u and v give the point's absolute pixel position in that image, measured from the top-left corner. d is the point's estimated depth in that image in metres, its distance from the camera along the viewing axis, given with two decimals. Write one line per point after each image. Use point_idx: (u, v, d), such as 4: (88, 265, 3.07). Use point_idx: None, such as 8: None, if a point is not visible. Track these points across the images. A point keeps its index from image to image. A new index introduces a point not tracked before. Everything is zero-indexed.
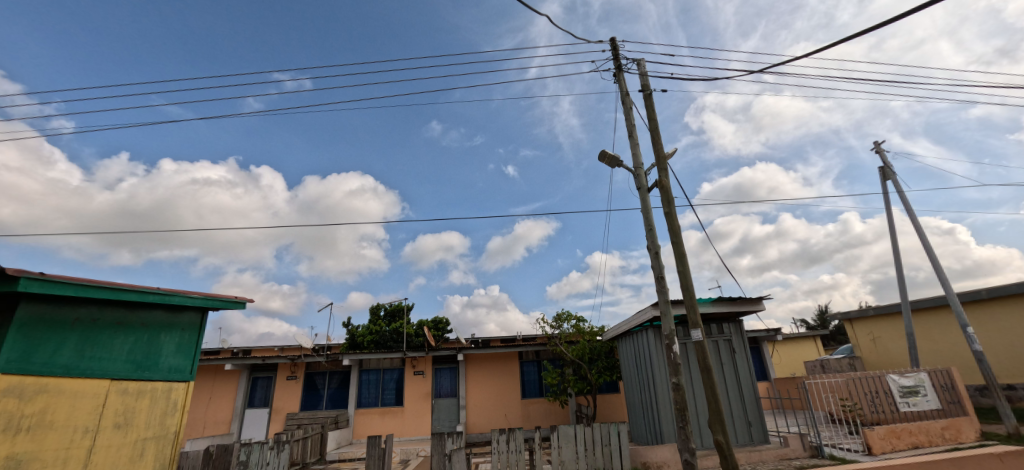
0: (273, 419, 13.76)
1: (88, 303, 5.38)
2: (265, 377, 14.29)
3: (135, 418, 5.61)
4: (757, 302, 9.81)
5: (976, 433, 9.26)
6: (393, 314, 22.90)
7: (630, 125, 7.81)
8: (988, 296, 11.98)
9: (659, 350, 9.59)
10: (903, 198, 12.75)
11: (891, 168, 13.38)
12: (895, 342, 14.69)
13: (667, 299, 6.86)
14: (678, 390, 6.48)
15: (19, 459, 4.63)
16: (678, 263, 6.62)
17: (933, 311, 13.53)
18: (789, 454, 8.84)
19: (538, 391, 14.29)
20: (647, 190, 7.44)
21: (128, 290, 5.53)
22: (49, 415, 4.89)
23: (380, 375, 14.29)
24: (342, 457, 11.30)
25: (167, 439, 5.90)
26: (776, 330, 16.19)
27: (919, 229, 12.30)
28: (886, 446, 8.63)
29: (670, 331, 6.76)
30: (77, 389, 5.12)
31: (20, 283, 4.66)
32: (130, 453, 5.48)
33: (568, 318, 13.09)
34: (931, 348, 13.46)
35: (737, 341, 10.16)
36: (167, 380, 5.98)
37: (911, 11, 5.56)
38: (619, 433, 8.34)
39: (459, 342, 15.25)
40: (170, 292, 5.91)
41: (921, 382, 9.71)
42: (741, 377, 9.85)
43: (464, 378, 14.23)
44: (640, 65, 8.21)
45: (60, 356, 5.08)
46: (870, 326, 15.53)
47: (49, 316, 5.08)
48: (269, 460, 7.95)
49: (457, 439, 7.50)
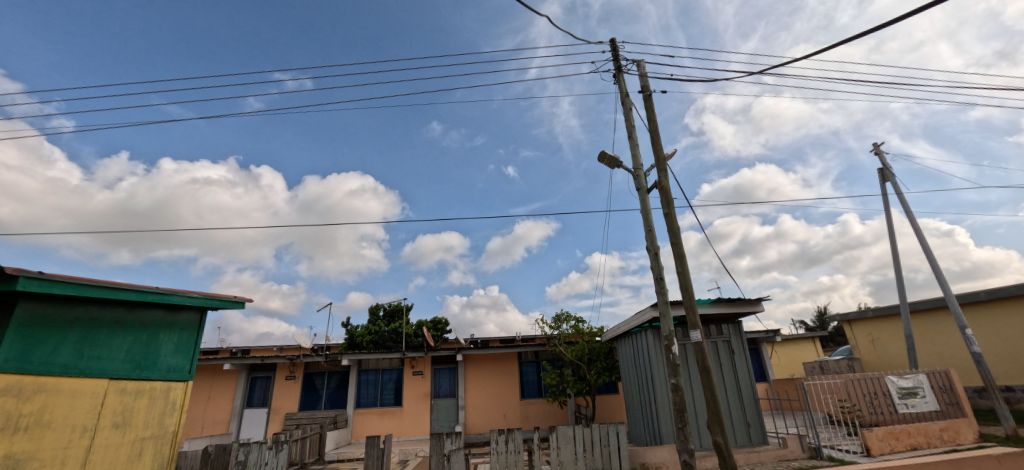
0: (271, 419, 13.75)
1: (87, 302, 5.37)
2: (264, 376, 14.28)
3: (133, 418, 5.60)
4: (757, 303, 9.81)
5: (975, 435, 9.26)
6: (393, 314, 22.90)
7: (630, 126, 7.81)
8: (988, 298, 11.99)
9: (658, 351, 9.59)
10: (902, 199, 12.78)
11: (890, 169, 13.41)
12: (894, 344, 14.69)
13: (667, 300, 6.86)
14: (678, 391, 6.48)
15: (17, 459, 4.62)
16: (678, 264, 6.62)
17: (933, 313, 13.53)
18: (788, 455, 8.85)
19: (537, 392, 14.29)
20: (646, 191, 7.45)
21: (127, 290, 5.52)
22: (48, 415, 4.88)
23: (379, 376, 14.28)
24: (341, 457, 11.30)
25: (165, 439, 5.90)
26: (775, 331, 16.22)
27: (919, 231, 12.32)
28: (885, 447, 8.63)
29: (668, 331, 6.75)
30: (75, 389, 5.11)
31: (19, 283, 4.66)
32: (128, 453, 5.47)
33: (568, 318, 13.10)
34: (930, 350, 13.47)
35: (736, 342, 10.16)
36: (166, 380, 5.98)
37: (912, 13, 5.54)
38: (618, 434, 8.33)
39: (458, 342, 15.25)
40: (169, 291, 5.90)
41: (920, 384, 9.70)
42: (740, 378, 9.85)
43: (463, 378, 14.22)
44: (640, 66, 8.22)
45: (59, 356, 5.08)
46: (869, 327, 15.54)
47: (48, 315, 5.07)
48: (268, 460, 7.94)
49: (456, 440, 7.49)
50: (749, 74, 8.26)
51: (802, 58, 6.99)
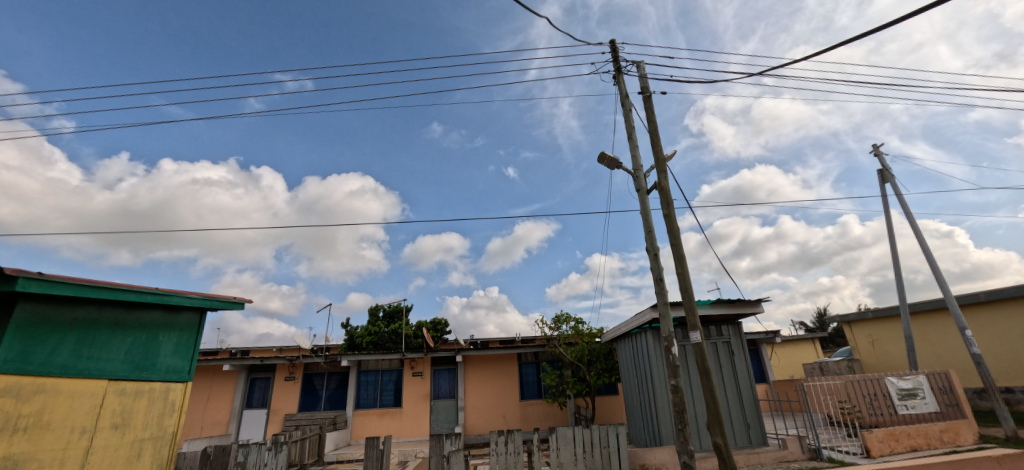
0: (271, 419, 13.74)
1: (86, 303, 5.37)
2: (264, 377, 14.28)
3: (133, 419, 5.60)
4: (757, 304, 9.81)
5: (975, 436, 9.25)
6: (392, 315, 22.90)
7: (630, 127, 7.82)
8: (987, 299, 11.99)
9: (658, 352, 9.59)
10: (902, 201, 12.80)
11: (889, 171, 13.42)
12: (893, 345, 14.69)
13: (667, 301, 6.86)
14: (677, 393, 6.48)
15: (16, 459, 4.61)
16: (677, 266, 6.63)
17: (932, 314, 13.54)
18: (788, 456, 8.84)
19: (536, 393, 14.28)
20: (646, 192, 7.45)
21: (126, 290, 5.52)
22: (47, 415, 4.88)
23: (378, 376, 14.27)
24: (341, 458, 11.29)
25: (165, 440, 5.90)
26: (775, 332, 16.22)
27: (918, 232, 12.34)
28: (885, 448, 8.62)
29: (668, 333, 6.75)
30: (74, 389, 5.11)
31: (19, 283, 4.66)
32: (127, 454, 5.46)
33: (568, 319, 13.11)
34: (930, 351, 13.47)
35: (736, 343, 10.16)
36: (165, 381, 5.97)
37: (911, 15, 5.55)
38: (617, 436, 8.31)
39: (458, 343, 15.25)
40: (169, 292, 5.90)
41: (920, 385, 9.68)
42: (740, 379, 9.85)
43: (463, 379, 14.21)
44: (639, 68, 8.23)
45: (59, 356, 5.07)
46: (869, 329, 15.54)
47: (47, 316, 5.07)
48: (268, 461, 7.93)
49: (455, 441, 7.48)
50: (749, 75, 8.27)
51: (801, 59, 7.00)
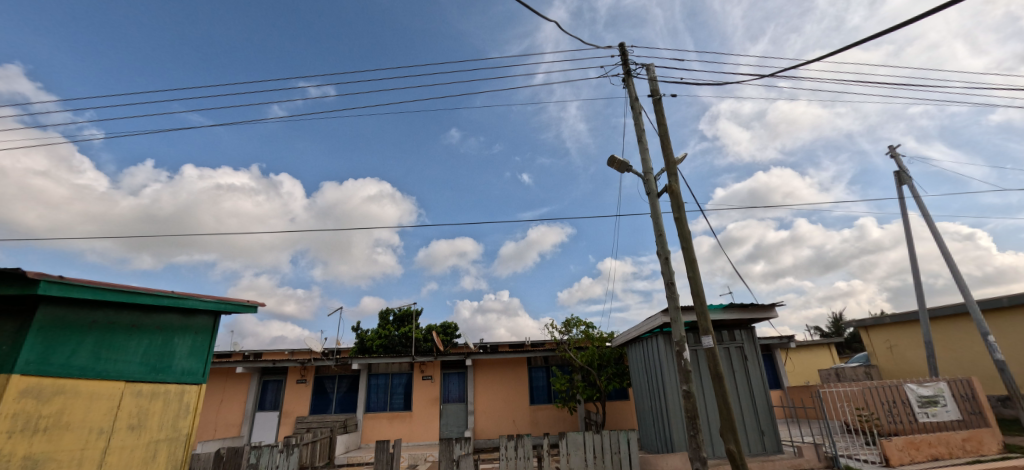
0: (283, 422, 13.91)
1: (106, 306, 5.52)
2: (276, 380, 14.46)
3: (149, 420, 5.72)
4: (769, 308, 9.68)
5: (998, 445, 8.98)
6: (403, 319, 23.12)
7: (640, 130, 7.79)
8: (1010, 304, 11.67)
9: (669, 357, 9.50)
10: (919, 203, 12.62)
11: (907, 172, 13.18)
12: (913, 351, 14.34)
13: (678, 305, 6.79)
14: (689, 398, 6.39)
15: (36, 459, 4.73)
16: (688, 269, 6.58)
17: (953, 319, 13.22)
18: (804, 464, 8.67)
19: (546, 397, 14.26)
20: (657, 196, 7.41)
21: (144, 294, 5.66)
22: (66, 416, 5.01)
23: (388, 380, 14.37)
24: (350, 461, 11.33)
25: (179, 441, 6.02)
26: (788, 337, 16.00)
27: (937, 235, 12.12)
28: (904, 457, 8.43)
29: (680, 337, 6.65)
30: (93, 391, 5.24)
31: (41, 286, 4.81)
32: (143, 454, 5.59)
33: (577, 324, 13.09)
34: (952, 357, 13.13)
35: (749, 348, 10.02)
36: (180, 383, 6.11)
37: (924, 15, 5.51)
38: (628, 441, 8.20)
39: (467, 347, 15.27)
40: (184, 295, 6.02)
41: (940, 392, 9.44)
42: (753, 385, 9.70)
43: (472, 384, 14.24)
44: (648, 70, 8.19)
45: (77, 358, 5.20)
46: (887, 334, 15.21)
47: (68, 318, 5.22)
48: (280, 463, 7.89)
49: (465, 445, 7.44)
50: (761, 77, 8.18)
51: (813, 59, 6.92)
